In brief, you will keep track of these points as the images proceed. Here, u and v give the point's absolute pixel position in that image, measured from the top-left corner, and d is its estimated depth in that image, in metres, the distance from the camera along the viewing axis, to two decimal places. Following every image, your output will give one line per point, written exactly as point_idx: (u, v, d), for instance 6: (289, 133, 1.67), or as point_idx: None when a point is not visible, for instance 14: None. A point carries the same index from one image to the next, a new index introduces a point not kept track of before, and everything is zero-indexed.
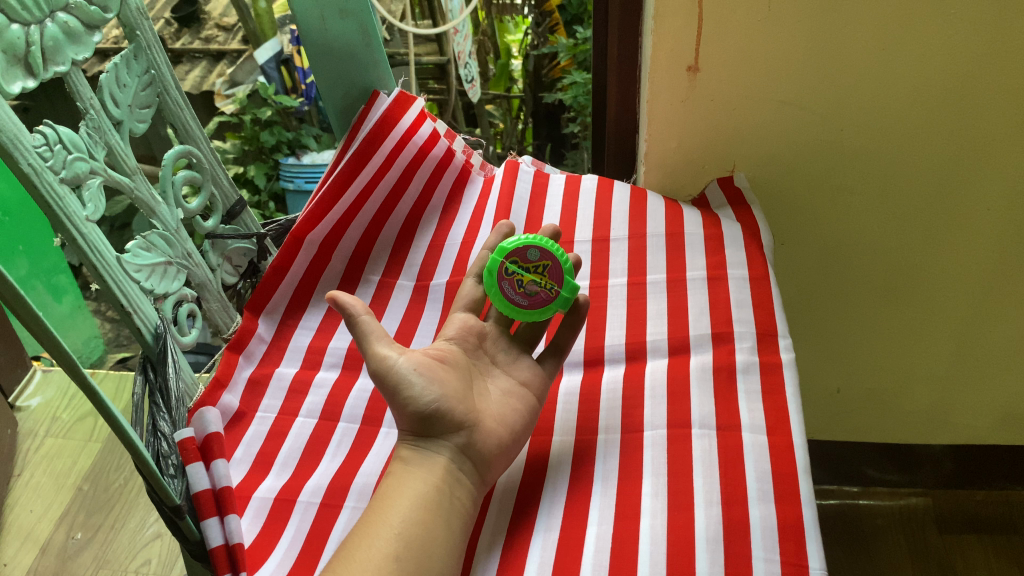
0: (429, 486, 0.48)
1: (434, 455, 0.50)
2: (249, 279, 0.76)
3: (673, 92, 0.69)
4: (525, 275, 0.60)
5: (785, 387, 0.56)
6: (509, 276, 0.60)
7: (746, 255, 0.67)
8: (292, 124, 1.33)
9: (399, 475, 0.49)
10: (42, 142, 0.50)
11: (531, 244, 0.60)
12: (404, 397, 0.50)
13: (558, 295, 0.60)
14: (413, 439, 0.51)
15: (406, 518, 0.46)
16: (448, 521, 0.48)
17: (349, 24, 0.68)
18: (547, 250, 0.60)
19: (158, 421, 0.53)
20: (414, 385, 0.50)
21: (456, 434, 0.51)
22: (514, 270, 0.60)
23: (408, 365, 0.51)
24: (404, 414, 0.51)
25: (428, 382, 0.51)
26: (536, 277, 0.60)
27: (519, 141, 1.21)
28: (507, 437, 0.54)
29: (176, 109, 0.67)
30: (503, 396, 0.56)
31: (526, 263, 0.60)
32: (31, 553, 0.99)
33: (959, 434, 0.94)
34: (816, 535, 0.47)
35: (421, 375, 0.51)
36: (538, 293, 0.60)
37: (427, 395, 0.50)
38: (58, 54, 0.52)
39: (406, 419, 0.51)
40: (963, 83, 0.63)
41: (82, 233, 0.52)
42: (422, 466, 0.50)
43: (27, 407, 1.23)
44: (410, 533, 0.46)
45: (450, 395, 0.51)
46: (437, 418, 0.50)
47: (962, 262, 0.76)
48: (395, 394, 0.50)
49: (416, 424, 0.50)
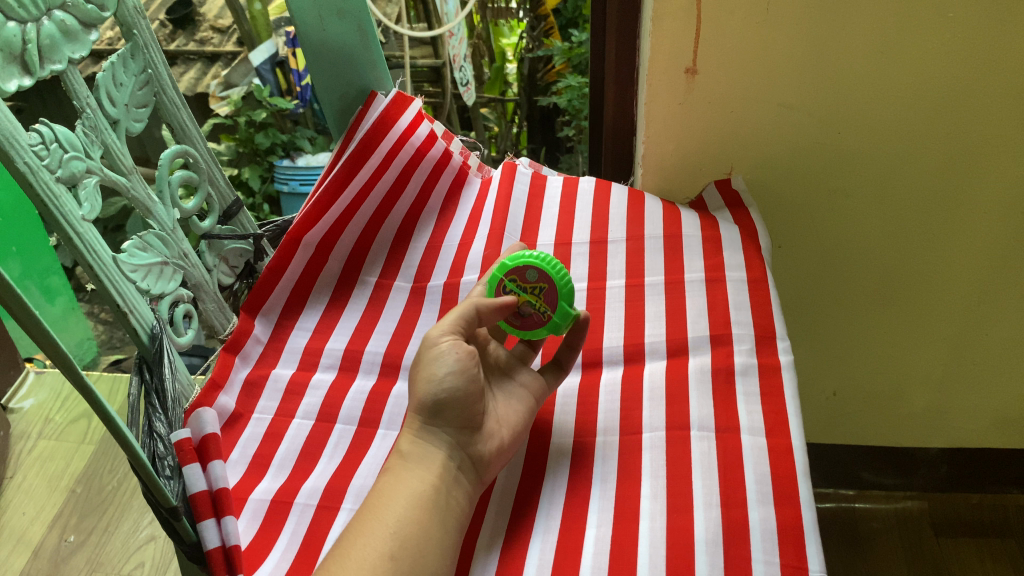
0: (426, 485, 0.49)
1: (434, 450, 0.51)
2: (246, 281, 0.76)
3: (671, 94, 0.69)
4: (521, 295, 0.60)
5: (783, 390, 0.56)
6: (506, 293, 0.60)
7: (744, 257, 0.67)
8: (286, 126, 1.34)
9: (398, 471, 0.50)
10: (38, 141, 0.49)
11: (531, 265, 0.58)
12: (432, 375, 0.52)
13: (550, 321, 0.59)
14: (419, 425, 0.52)
15: (401, 519, 0.46)
16: (443, 521, 0.48)
17: (346, 25, 0.68)
18: (545, 271, 0.58)
19: (154, 423, 0.52)
20: (440, 371, 0.52)
21: (458, 429, 0.52)
22: (512, 288, 0.60)
23: (451, 348, 0.52)
24: (422, 395, 0.52)
25: (460, 369, 0.52)
26: (531, 299, 0.59)
27: (513, 144, 1.22)
28: (507, 440, 0.55)
29: (173, 110, 0.66)
30: (505, 400, 0.57)
31: (525, 283, 0.59)
32: (23, 557, 0.98)
33: (955, 437, 0.94)
34: (816, 538, 0.47)
35: (458, 363, 0.52)
36: (531, 316, 0.60)
37: (450, 381, 0.51)
38: (54, 53, 0.52)
39: (419, 402, 0.52)
40: (961, 86, 0.64)
41: (77, 233, 0.51)
42: (421, 463, 0.50)
43: (19, 410, 1.22)
44: (405, 533, 0.46)
45: (470, 388, 0.52)
46: (446, 409, 0.52)
47: (959, 264, 0.76)
48: (426, 370, 0.52)
49: (429, 408, 0.52)
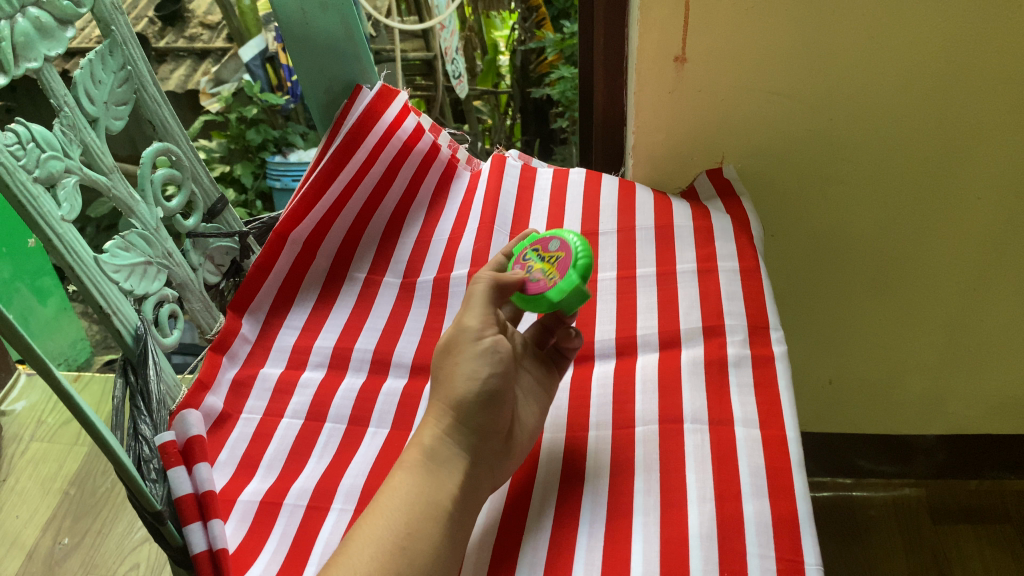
0: (447, 496, 0.46)
1: (456, 454, 0.48)
2: (232, 279, 0.75)
3: (661, 83, 0.68)
4: (539, 263, 0.57)
5: (776, 379, 0.55)
6: (525, 262, 0.58)
7: (736, 246, 0.66)
8: (278, 122, 1.31)
9: (420, 474, 0.47)
10: (13, 140, 0.48)
11: (550, 237, 0.57)
12: (476, 373, 0.50)
13: (559, 283, 0.54)
14: (448, 425, 0.49)
15: (414, 528, 0.44)
16: (459, 527, 0.47)
17: (330, 17, 0.66)
18: (569, 243, 0.56)
19: (139, 425, 0.51)
20: (484, 366, 0.50)
21: (485, 431, 0.50)
22: (532, 257, 0.58)
23: (493, 345, 0.51)
24: (460, 390, 0.49)
25: (500, 369, 0.51)
26: (544, 266, 0.56)
27: (507, 137, 1.21)
28: (524, 443, 0.53)
29: (154, 106, 0.65)
30: (527, 399, 0.55)
31: (547, 250, 0.57)
32: (17, 560, 0.97)
33: (953, 424, 0.94)
34: (811, 530, 0.46)
35: (500, 369, 0.51)
36: (538, 281, 0.55)
37: (492, 382, 0.50)
38: (29, 50, 0.51)
39: (456, 397, 0.49)
40: (953, 66, 0.63)
41: (57, 234, 0.50)
42: (443, 467, 0.47)
43: (11, 411, 1.21)
44: (416, 551, 0.43)
45: (505, 390, 0.51)
46: (484, 407, 0.50)
47: (954, 249, 0.76)
48: (467, 366, 0.50)
49: (465, 407, 0.49)
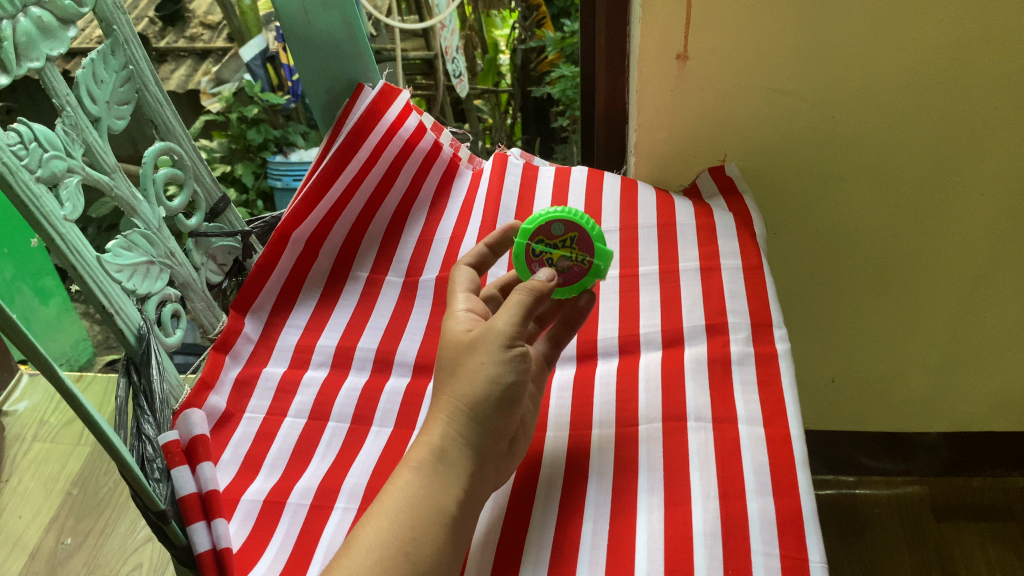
0: (452, 500, 0.45)
1: (464, 457, 0.47)
2: (235, 278, 0.75)
3: (663, 80, 0.68)
4: (553, 253, 0.58)
5: (780, 377, 0.55)
6: (537, 257, 0.58)
7: (738, 244, 0.66)
8: (279, 122, 1.30)
9: (427, 478, 0.45)
10: (16, 140, 0.48)
11: (556, 218, 0.56)
12: (499, 381, 0.48)
13: (591, 266, 0.58)
14: (461, 428, 0.47)
15: (418, 533, 0.43)
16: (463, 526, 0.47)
17: (331, 15, 0.66)
18: (572, 222, 0.57)
19: (142, 425, 0.51)
20: (509, 376, 0.48)
21: (492, 435, 0.48)
22: (542, 249, 0.57)
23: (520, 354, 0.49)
24: (479, 395, 0.47)
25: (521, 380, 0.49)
26: (565, 252, 0.58)
27: (507, 136, 1.21)
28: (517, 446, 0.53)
29: (156, 105, 0.65)
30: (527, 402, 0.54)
31: (552, 238, 0.57)
32: (20, 560, 0.97)
33: (956, 421, 0.94)
34: (815, 528, 0.46)
35: (523, 374, 0.49)
36: (571, 268, 0.58)
37: (511, 391, 0.48)
38: (31, 50, 0.51)
39: (476, 401, 0.47)
40: (955, 63, 0.62)
41: (60, 234, 0.50)
42: (450, 470, 0.46)
43: (14, 411, 1.22)
44: (421, 557, 0.43)
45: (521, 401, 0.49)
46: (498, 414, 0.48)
47: (956, 246, 0.76)
48: (492, 373, 0.48)
49: (482, 412, 0.47)
